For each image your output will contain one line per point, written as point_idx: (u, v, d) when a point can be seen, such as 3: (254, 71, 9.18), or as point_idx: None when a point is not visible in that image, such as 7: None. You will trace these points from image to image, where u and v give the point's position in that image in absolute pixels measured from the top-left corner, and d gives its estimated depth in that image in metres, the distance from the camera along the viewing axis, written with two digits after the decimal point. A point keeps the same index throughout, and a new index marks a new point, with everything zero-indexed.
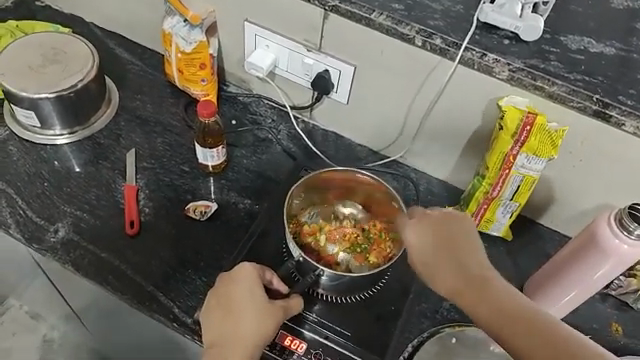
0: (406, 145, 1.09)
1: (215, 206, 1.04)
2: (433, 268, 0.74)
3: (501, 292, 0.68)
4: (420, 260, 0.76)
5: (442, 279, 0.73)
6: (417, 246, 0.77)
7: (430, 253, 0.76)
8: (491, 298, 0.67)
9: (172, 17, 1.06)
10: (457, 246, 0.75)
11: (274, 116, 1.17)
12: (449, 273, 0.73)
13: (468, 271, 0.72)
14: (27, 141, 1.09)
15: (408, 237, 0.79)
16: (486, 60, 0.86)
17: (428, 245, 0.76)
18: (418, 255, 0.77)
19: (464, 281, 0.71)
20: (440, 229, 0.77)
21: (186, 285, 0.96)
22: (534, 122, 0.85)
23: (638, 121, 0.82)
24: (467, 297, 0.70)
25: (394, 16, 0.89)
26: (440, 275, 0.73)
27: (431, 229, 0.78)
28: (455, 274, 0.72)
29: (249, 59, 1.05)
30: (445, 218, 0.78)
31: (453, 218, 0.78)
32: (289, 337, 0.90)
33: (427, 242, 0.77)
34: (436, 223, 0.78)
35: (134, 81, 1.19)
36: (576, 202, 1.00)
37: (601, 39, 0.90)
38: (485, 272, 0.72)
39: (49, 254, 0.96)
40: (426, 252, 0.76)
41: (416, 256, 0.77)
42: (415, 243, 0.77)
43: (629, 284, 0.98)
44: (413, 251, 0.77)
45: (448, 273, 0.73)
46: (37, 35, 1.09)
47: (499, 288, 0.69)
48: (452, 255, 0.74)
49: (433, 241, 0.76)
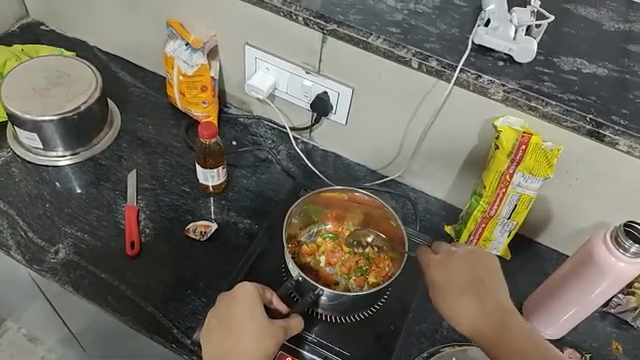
0: (404, 165, 1.10)
1: (215, 226, 1.05)
2: (455, 303, 0.79)
3: (519, 332, 0.74)
4: (441, 296, 0.80)
5: (464, 315, 0.77)
6: (440, 282, 0.81)
7: (456, 288, 0.80)
8: (510, 340, 0.73)
9: (174, 41, 1.09)
10: (481, 281, 0.79)
11: (274, 137, 1.18)
12: (471, 309, 0.77)
13: (491, 310, 0.76)
14: (30, 163, 1.10)
15: (433, 272, 0.83)
16: (481, 82, 0.88)
17: (453, 281, 0.80)
18: (441, 290, 0.81)
19: (487, 318, 0.76)
20: (464, 265, 0.81)
21: (185, 306, 0.96)
22: (529, 142, 0.87)
23: (631, 140, 0.84)
24: (486, 334, 0.75)
25: (390, 40, 0.91)
26: (461, 309, 0.78)
27: (456, 263, 0.82)
28: (478, 310, 0.77)
29: (249, 82, 1.07)
30: (469, 255, 0.82)
31: (479, 255, 0.82)
32: (288, 358, 0.90)
33: (451, 278, 0.81)
34: (466, 259, 0.82)
35: (136, 104, 1.21)
36: (573, 220, 1.01)
37: (594, 61, 0.93)
38: (506, 312, 0.76)
39: (49, 275, 0.97)
40: (450, 285, 0.80)
41: (438, 290, 0.81)
42: (440, 279, 0.81)
43: (628, 302, 0.98)
44: (436, 285, 0.82)
45: (471, 310, 0.77)
46: (42, 59, 1.11)
47: (517, 327, 0.74)
48: (477, 291, 0.78)
49: (458, 278, 0.80)
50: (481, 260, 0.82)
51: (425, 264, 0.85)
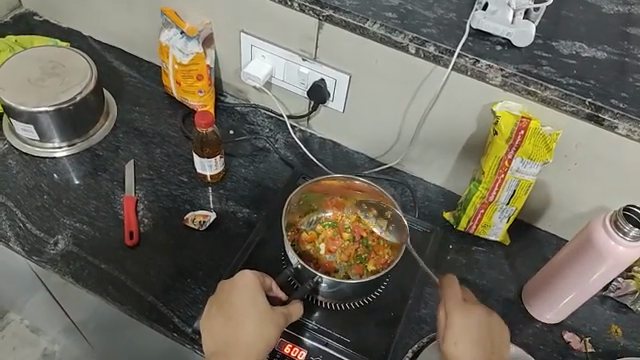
0: (402, 152, 1.10)
1: (213, 216, 1.04)
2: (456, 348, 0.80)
3: None
4: (449, 338, 0.80)
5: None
6: (452, 326, 0.81)
7: (470, 340, 0.79)
8: None
9: (169, 30, 1.08)
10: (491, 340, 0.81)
11: (271, 125, 1.18)
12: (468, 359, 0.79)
13: None
14: (27, 154, 1.10)
15: (455, 316, 0.81)
16: (479, 66, 0.87)
17: (470, 332, 0.80)
18: (451, 332, 0.80)
19: None
20: (479, 318, 0.81)
21: (185, 295, 0.96)
22: (528, 127, 0.86)
23: (631, 123, 0.83)
24: None
25: (387, 25, 0.90)
26: (461, 356, 0.79)
27: (477, 319, 0.81)
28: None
29: (246, 70, 1.06)
30: (488, 314, 0.83)
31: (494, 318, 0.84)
32: (289, 345, 0.90)
33: (468, 329, 0.80)
34: (486, 318, 0.82)
35: (132, 94, 1.20)
36: (572, 205, 1.01)
37: (593, 44, 0.92)
38: None
39: (49, 266, 0.97)
40: (465, 335, 0.80)
41: (449, 331, 0.81)
42: (458, 326, 0.80)
43: (627, 286, 0.99)
44: (452, 328, 0.81)
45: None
46: (36, 49, 1.10)
47: None
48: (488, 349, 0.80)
49: (470, 328, 0.80)
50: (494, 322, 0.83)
51: (448, 306, 0.82)
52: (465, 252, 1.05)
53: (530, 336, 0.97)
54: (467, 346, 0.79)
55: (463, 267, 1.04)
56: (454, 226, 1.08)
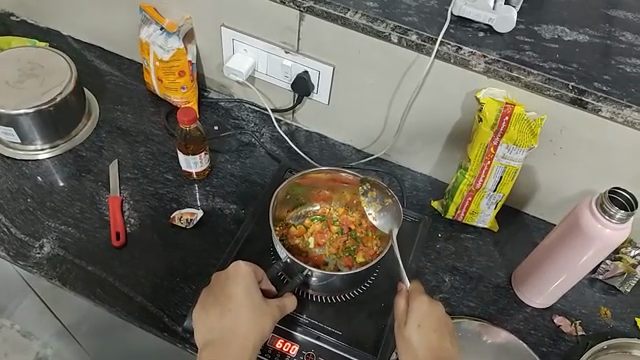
0: (389, 143, 1.10)
1: (200, 213, 1.03)
2: (415, 337, 0.82)
3: None
4: (410, 327, 0.83)
5: (418, 350, 0.82)
6: (414, 315, 0.84)
7: (426, 331, 0.83)
8: None
9: (149, 26, 1.06)
10: (445, 338, 0.83)
11: (256, 120, 1.17)
12: (424, 347, 0.82)
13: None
14: (8, 158, 1.08)
15: (416, 306, 0.84)
16: (462, 54, 0.87)
17: (426, 323, 0.83)
18: (413, 321, 0.83)
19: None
20: (440, 314, 0.85)
21: (175, 295, 0.95)
22: (512, 112, 0.86)
23: (614, 105, 0.83)
24: None
25: (369, 14, 0.89)
26: (415, 341, 0.82)
27: (433, 316, 0.84)
28: (430, 350, 0.82)
29: (228, 64, 1.05)
30: (443, 315, 0.85)
31: (447, 321, 0.85)
32: (281, 340, 0.90)
33: (425, 320, 0.83)
34: (441, 318, 0.84)
35: (113, 92, 1.18)
36: (558, 189, 1.01)
37: (575, 28, 0.92)
38: None
39: (35, 270, 0.95)
40: (423, 324, 0.83)
41: (411, 320, 0.83)
42: (417, 316, 0.83)
43: (615, 268, 1.01)
44: (412, 316, 0.83)
45: (424, 348, 0.82)
46: (14, 51, 1.08)
47: None
48: (440, 343, 0.82)
49: (431, 319, 0.84)
50: (448, 324, 0.85)
51: (411, 297, 0.86)
52: (454, 240, 1.06)
53: (522, 321, 0.98)
54: (422, 334, 0.82)
55: (453, 255, 1.04)
56: (442, 215, 1.08)
